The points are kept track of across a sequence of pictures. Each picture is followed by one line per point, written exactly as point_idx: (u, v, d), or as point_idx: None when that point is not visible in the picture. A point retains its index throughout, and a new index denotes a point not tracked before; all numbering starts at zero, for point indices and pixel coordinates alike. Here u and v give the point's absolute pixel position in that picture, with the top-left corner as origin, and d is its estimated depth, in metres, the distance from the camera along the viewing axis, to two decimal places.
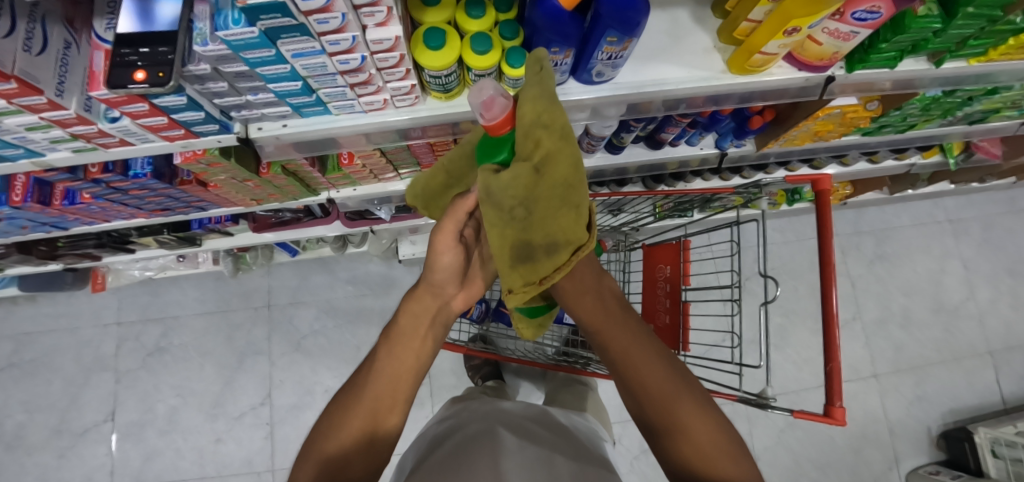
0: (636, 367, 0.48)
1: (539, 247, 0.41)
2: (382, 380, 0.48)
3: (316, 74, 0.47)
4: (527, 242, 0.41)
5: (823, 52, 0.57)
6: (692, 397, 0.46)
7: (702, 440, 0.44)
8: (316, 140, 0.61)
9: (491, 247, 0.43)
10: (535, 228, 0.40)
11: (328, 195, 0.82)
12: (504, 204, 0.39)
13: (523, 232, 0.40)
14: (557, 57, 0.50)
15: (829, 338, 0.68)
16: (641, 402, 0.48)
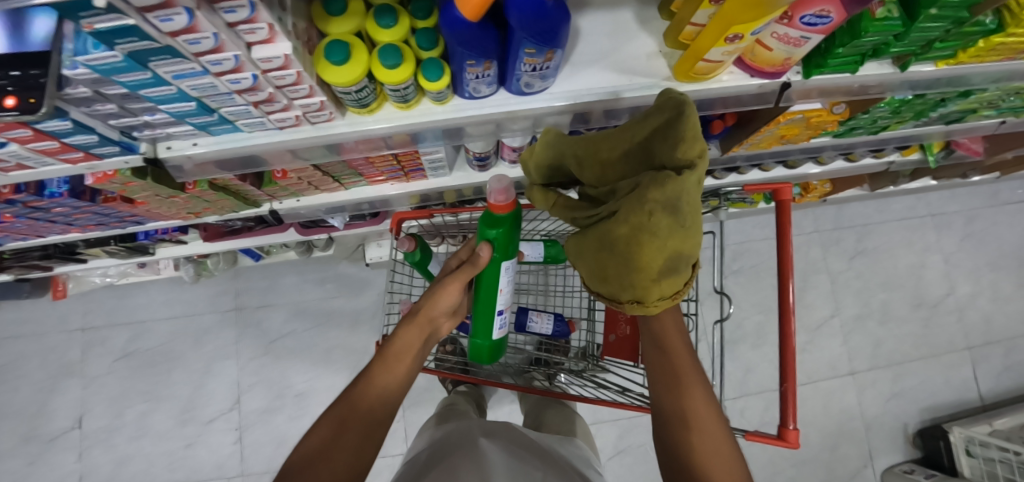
0: (679, 370, 0.51)
1: (682, 259, 0.45)
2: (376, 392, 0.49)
3: (210, 94, 0.44)
4: (676, 257, 0.44)
5: (775, 58, 0.52)
6: (712, 410, 0.48)
7: (706, 445, 0.46)
8: (236, 158, 0.57)
9: (645, 244, 0.44)
10: (689, 240, 0.44)
11: (270, 207, 0.78)
12: (683, 209, 0.42)
13: (677, 246, 0.43)
14: (476, 70, 0.45)
15: (785, 339, 0.65)
16: (666, 400, 0.50)
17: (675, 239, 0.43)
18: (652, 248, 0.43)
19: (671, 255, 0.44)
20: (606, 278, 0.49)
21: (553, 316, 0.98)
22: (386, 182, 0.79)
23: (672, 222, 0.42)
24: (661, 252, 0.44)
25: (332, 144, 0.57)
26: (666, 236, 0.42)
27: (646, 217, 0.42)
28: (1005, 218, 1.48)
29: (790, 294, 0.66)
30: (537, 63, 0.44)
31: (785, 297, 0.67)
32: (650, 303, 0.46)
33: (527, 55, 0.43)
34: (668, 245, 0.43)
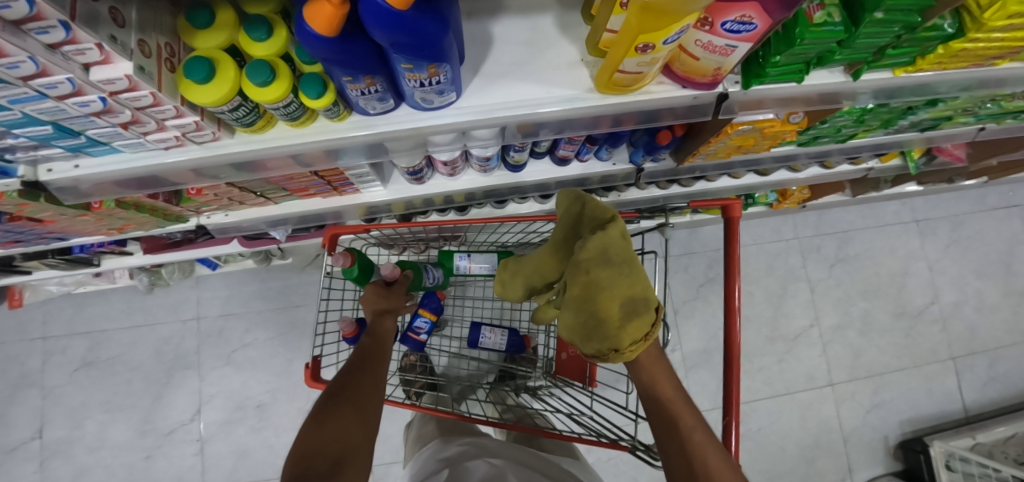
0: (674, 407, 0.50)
1: (637, 300, 0.48)
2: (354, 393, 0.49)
3: (65, 118, 0.40)
4: (631, 300, 0.48)
5: (704, 68, 0.47)
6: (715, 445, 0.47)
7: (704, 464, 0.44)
8: (131, 179, 0.52)
9: (604, 295, 0.48)
10: (637, 280, 0.49)
11: (197, 222, 0.75)
12: (616, 256, 0.50)
13: (626, 289, 0.48)
14: (357, 86, 0.42)
15: (729, 343, 0.61)
16: (671, 441, 0.48)
17: (619, 283, 0.49)
18: (602, 296, 0.48)
19: (625, 298, 0.48)
20: (584, 334, 0.50)
21: (506, 331, 0.94)
22: (318, 196, 0.75)
23: (610, 270, 0.49)
24: (616, 297, 0.48)
25: (237, 162, 0.52)
26: (611, 282, 0.49)
27: (585, 275, 0.50)
28: (991, 224, 1.45)
29: (736, 295, 0.62)
30: (422, 79, 0.41)
31: (731, 298, 0.63)
32: (625, 347, 0.46)
33: (404, 70, 0.39)
34: (618, 291, 0.48)
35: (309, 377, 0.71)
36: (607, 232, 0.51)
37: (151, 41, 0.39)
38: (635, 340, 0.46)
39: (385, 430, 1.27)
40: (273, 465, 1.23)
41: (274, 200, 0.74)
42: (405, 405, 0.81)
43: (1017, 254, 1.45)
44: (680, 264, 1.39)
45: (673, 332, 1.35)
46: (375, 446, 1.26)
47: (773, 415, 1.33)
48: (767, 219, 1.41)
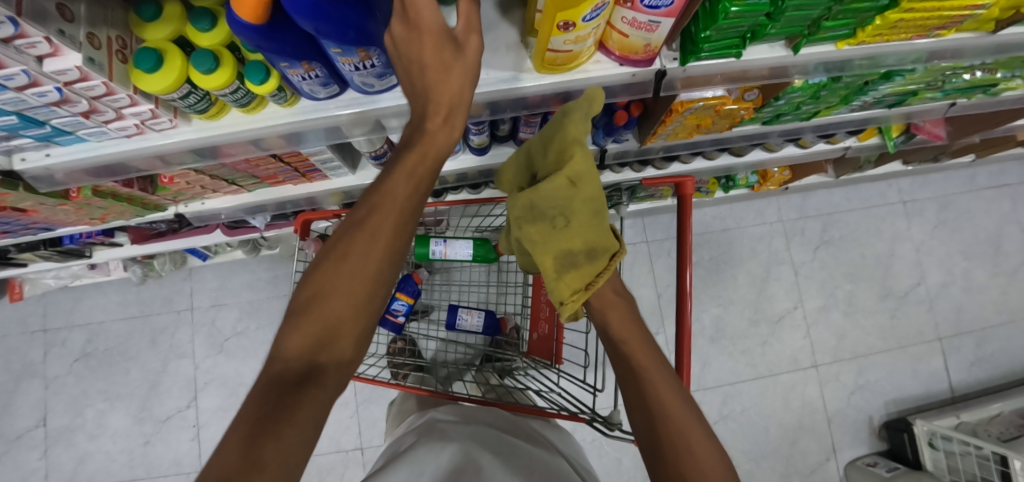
0: (633, 356, 0.50)
1: (579, 253, 0.49)
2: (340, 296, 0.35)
3: (26, 108, 0.43)
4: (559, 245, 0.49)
5: (634, 45, 0.49)
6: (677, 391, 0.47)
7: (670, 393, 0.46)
8: (98, 166, 0.56)
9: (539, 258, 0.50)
10: (573, 237, 0.48)
11: (175, 211, 0.78)
12: (549, 214, 0.48)
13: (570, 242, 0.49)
14: (296, 71, 0.44)
15: (680, 320, 0.63)
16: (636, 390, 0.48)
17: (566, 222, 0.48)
18: (539, 253, 0.50)
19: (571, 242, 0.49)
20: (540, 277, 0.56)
21: (483, 313, 0.96)
22: (289, 183, 0.78)
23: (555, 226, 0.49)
24: (551, 254, 0.49)
25: (197, 149, 0.55)
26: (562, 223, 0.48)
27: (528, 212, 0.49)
28: (981, 204, 1.43)
29: (688, 277, 0.63)
30: (356, 63, 0.43)
31: (683, 281, 0.64)
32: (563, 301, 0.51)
33: (337, 54, 0.41)
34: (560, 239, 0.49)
35: None
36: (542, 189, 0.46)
37: (100, 34, 0.42)
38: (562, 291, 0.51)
39: (373, 413, 1.31)
40: None
41: (246, 188, 0.77)
42: (385, 384, 0.84)
43: (1006, 234, 1.43)
44: (662, 248, 1.40)
45: (655, 316, 1.37)
46: (365, 429, 1.31)
47: (755, 396, 1.35)
48: (749, 202, 1.41)
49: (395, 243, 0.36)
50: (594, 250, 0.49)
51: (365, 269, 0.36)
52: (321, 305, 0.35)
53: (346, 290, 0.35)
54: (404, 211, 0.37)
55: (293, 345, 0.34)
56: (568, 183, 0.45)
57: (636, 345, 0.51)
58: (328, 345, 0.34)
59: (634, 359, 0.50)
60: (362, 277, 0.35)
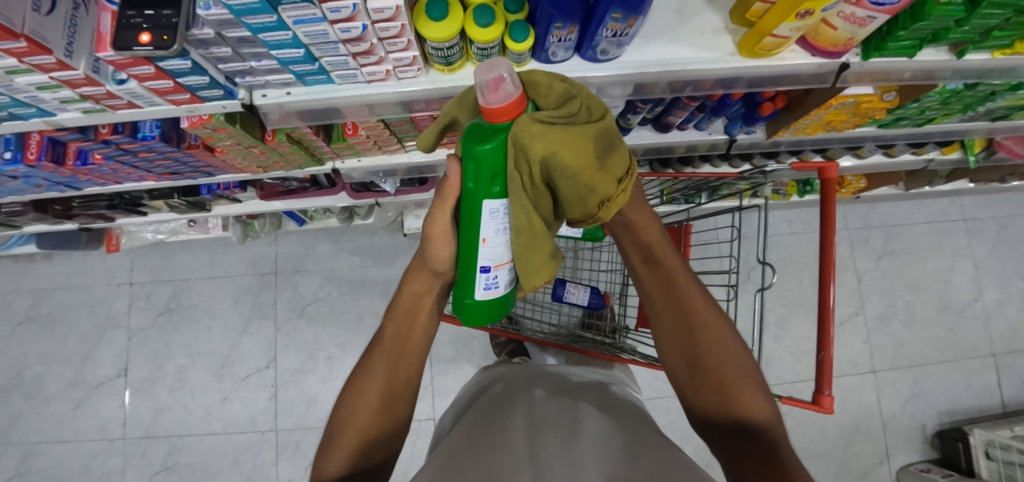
0: (679, 297, 0.51)
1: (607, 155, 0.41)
2: (361, 405, 0.50)
3: (319, 42, 0.47)
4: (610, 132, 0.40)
5: (838, 38, 0.55)
6: (727, 333, 0.49)
7: (711, 339, 0.48)
8: (320, 109, 0.61)
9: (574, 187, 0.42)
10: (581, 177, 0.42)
11: (333, 165, 0.83)
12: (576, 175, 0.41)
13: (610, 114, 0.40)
14: (560, 32, 0.49)
15: (824, 329, 0.69)
16: (686, 343, 0.49)
17: (584, 167, 0.39)
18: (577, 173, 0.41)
19: (603, 170, 0.41)
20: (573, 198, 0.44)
21: (590, 288, 1.02)
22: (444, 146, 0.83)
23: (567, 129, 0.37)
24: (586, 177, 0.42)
25: (412, 101, 0.60)
26: (563, 149, 0.37)
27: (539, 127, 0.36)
28: None
29: (831, 292, 0.69)
30: (618, 29, 0.48)
31: (826, 296, 0.70)
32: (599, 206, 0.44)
33: (612, 19, 0.46)
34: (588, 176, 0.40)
35: None
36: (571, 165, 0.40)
37: None
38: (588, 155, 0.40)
39: None
40: None
41: (404, 147, 0.82)
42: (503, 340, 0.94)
43: None
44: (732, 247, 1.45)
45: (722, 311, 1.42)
46: None
47: None
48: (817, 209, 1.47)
49: (391, 362, 0.52)
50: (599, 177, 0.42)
51: (372, 397, 0.50)
52: (351, 419, 0.49)
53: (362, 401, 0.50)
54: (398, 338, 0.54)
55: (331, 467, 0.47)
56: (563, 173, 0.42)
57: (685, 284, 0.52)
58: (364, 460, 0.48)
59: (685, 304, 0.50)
60: (373, 391, 0.50)
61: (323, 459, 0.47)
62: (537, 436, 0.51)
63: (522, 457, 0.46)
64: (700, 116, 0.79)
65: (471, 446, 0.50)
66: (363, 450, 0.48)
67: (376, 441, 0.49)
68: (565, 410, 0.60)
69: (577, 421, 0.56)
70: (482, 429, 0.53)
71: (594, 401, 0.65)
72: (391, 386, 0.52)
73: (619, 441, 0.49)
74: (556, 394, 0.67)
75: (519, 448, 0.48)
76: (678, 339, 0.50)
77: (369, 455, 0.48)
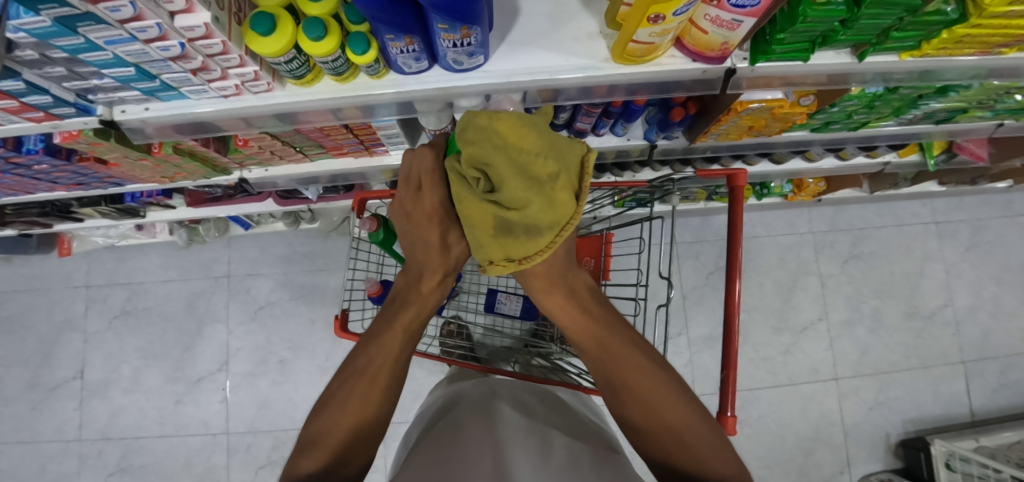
0: (613, 365, 0.53)
1: (519, 227, 0.42)
2: (351, 407, 0.49)
3: (146, 61, 0.46)
4: (510, 219, 0.41)
5: (713, 41, 0.51)
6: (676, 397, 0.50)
7: (663, 405, 0.49)
8: (188, 123, 0.59)
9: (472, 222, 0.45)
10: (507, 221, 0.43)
11: (240, 175, 0.82)
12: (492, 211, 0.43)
13: (533, 211, 0.40)
14: (397, 43, 0.46)
15: (728, 345, 0.65)
16: (630, 413, 0.51)
17: (481, 228, 0.44)
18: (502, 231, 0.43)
19: (498, 240, 0.44)
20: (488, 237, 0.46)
21: (522, 298, 1.01)
22: (349, 156, 0.81)
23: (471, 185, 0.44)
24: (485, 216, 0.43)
25: (281, 113, 0.58)
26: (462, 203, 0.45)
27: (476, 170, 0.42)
28: (1014, 230, 1.48)
29: (737, 289, 0.66)
30: (455, 40, 0.45)
31: (731, 292, 0.66)
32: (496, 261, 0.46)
33: (442, 29, 0.44)
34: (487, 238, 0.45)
35: (338, 327, 0.76)
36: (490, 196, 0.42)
37: None
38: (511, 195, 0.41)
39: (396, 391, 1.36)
40: (291, 417, 1.31)
41: (309, 157, 0.80)
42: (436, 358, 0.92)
43: None
44: (693, 251, 1.42)
45: (681, 318, 1.39)
46: None
47: (772, 403, 1.36)
48: (782, 212, 1.43)
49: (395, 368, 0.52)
50: (538, 226, 0.41)
51: (369, 396, 0.50)
52: (342, 420, 0.49)
53: (360, 396, 0.50)
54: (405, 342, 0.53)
55: (308, 468, 0.46)
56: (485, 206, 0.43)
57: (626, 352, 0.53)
58: (341, 464, 0.47)
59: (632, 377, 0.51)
60: (373, 394, 0.50)
61: (303, 458, 0.46)
62: (504, 440, 0.48)
63: (487, 461, 0.43)
64: (609, 122, 0.76)
65: (434, 459, 0.45)
66: (345, 454, 0.47)
67: (359, 443, 0.49)
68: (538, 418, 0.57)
69: (547, 430, 0.53)
70: (449, 445, 0.47)
71: (572, 421, 0.61)
72: (387, 389, 0.51)
73: (589, 456, 0.46)
74: (526, 401, 0.63)
75: (486, 450, 0.45)
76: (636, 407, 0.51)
77: (352, 457, 0.48)
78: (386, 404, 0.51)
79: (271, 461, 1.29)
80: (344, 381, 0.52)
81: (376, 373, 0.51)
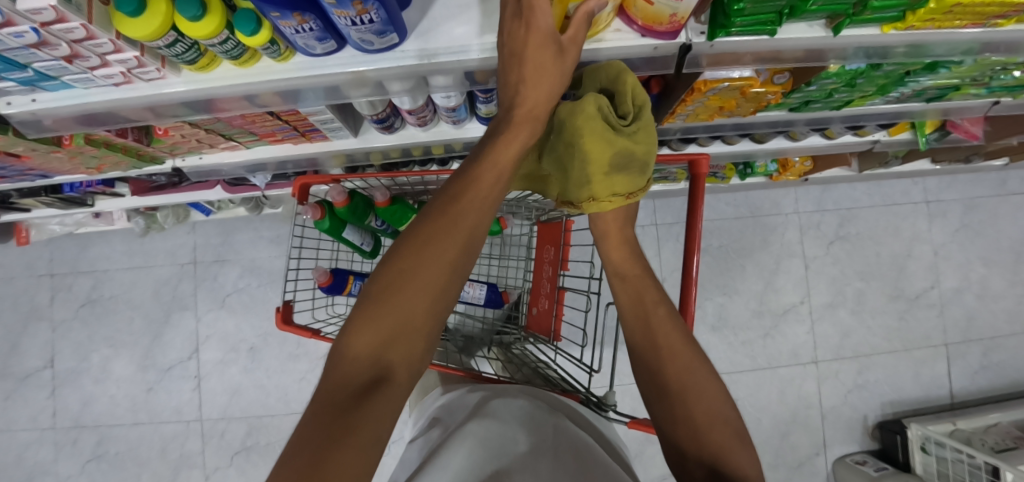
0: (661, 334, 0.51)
1: (622, 171, 0.48)
2: (412, 289, 0.37)
3: (4, 49, 0.40)
4: (637, 154, 0.46)
5: (659, 13, 0.44)
6: (690, 354, 0.50)
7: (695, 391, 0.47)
8: (86, 116, 0.53)
9: (586, 154, 0.46)
10: (614, 179, 0.49)
11: (173, 164, 0.77)
12: (596, 157, 0.46)
13: (635, 165, 0.48)
14: (288, 22, 0.40)
15: None
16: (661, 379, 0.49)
17: (597, 165, 0.47)
18: (607, 175, 0.48)
19: (609, 175, 0.48)
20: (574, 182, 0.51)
21: (486, 286, 0.92)
22: (289, 142, 0.75)
23: (617, 125, 0.45)
24: (609, 147, 0.45)
25: (189, 101, 0.52)
26: (588, 128, 0.44)
27: (598, 121, 0.44)
28: (1007, 210, 1.44)
29: (695, 264, 0.61)
30: (352, 17, 0.39)
31: (689, 267, 0.61)
32: (597, 199, 0.50)
33: (331, 5, 0.37)
34: (596, 177, 0.48)
35: (280, 320, 0.73)
36: (615, 135, 0.45)
37: None
38: (605, 153, 0.45)
39: None
40: (264, 403, 1.31)
41: (244, 145, 0.74)
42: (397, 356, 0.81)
43: None
44: (673, 233, 1.37)
45: None
46: None
47: (749, 386, 1.35)
48: (767, 191, 1.38)
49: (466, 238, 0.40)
50: (632, 164, 0.47)
51: (434, 276, 0.38)
52: (400, 300, 0.36)
53: (426, 272, 0.37)
54: (482, 199, 0.42)
55: (359, 347, 0.35)
56: (603, 170, 0.47)
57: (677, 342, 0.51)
58: (391, 350, 0.35)
59: (657, 333, 0.51)
60: (443, 268, 0.38)
61: (347, 332, 0.36)
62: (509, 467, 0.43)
63: None
64: None
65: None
66: (394, 348, 0.36)
67: (418, 338, 0.37)
68: (545, 425, 0.52)
69: (545, 431, 0.51)
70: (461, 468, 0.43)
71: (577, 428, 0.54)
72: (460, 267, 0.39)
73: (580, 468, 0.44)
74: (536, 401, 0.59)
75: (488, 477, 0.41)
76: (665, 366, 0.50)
77: (404, 349, 0.36)
78: (444, 297, 0.39)
79: (246, 447, 1.30)
80: (413, 247, 0.38)
81: (444, 248, 0.38)
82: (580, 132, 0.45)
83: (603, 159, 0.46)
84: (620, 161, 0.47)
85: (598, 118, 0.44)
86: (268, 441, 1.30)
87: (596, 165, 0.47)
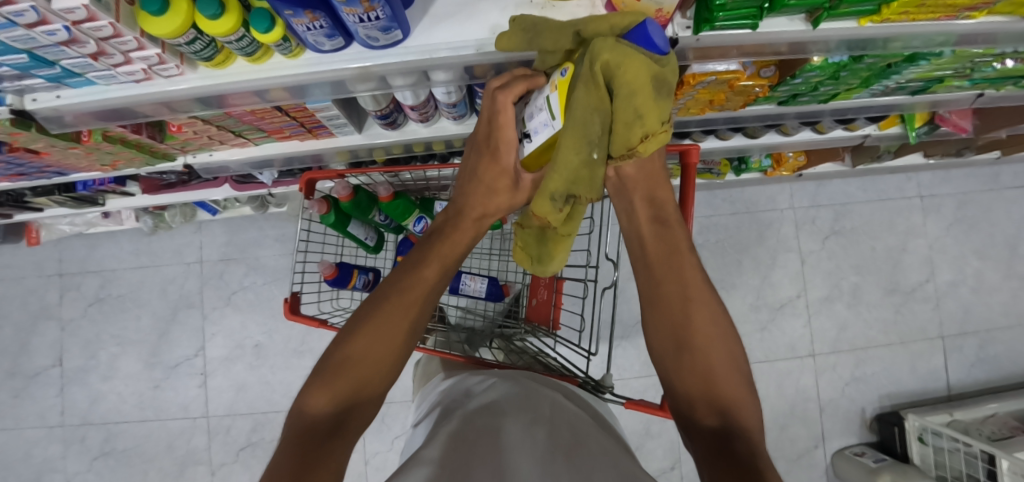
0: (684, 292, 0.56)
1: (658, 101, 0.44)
2: (366, 342, 0.52)
3: (36, 47, 0.42)
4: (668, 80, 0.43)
5: (646, 9, 0.47)
6: (711, 312, 0.55)
7: (710, 350, 0.53)
8: (106, 112, 0.56)
9: (617, 95, 0.43)
10: (653, 112, 0.44)
11: (183, 161, 0.80)
12: (628, 96, 0.43)
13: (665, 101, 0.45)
14: (301, 20, 0.43)
15: None
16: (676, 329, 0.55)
17: (635, 99, 0.43)
18: (645, 112, 0.44)
19: (647, 111, 0.44)
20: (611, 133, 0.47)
21: (487, 279, 0.95)
22: (296, 139, 0.78)
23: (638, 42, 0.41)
24: (639, 78, 0.42)
25: (204, 97, 0.55)
26: (612, 67, 0.41)
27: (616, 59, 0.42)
28: (1001, 204, 1.46)
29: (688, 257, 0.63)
30: (360, 14, 0.42)
31: None
32: (639, 143, 0.46)
33: (341, 3, 0.40)
34: (637, 114, 0.44)
35: (287, 310, 0.75)
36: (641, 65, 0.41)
37: None
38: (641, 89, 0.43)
39: None
40: (269, 400, 1.33)
41: (254, 142, 0.77)
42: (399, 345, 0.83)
43: None
44: None
45: None
46: None
47: None
48: (762, 187, 1.40)
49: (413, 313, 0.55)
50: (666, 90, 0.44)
51: (392, 334, 0.53)
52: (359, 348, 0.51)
53: (380, 344, 0.52)
54: (421, 288, 0.57)
55: (320, 403, 0.47)
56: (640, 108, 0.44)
57: (701, 297, 0.56)
58: (349, 406, 0.48)
59: (686, 291, 0.56)
60: (392, 340, 0.53)
61: (309, 393, 0.47)
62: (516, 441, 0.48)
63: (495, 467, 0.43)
64: None
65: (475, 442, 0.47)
66: (355, 396, 0.49)
67: (377, 378, 0.51)
68: (542, 402, 0.56)
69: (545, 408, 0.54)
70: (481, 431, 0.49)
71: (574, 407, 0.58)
72: (412, 327, 0.55)
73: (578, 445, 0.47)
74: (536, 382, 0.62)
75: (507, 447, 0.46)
76: (680, 315, 0.55)
77: (364, 389, 0.50)
78: (397, 363, 0.54)
79: (251, 443, 1.32)
80: (369, 319, 0.53)
81: (396, 317, 0.54)
82: (603, 73, 0.42)
83: (640, 91, 0.42)
84: (653, 89, 0.43)
85: (617, 55, 0.41)
86: (273, 437, 1.32)
87: (634, 100, 0.43)
